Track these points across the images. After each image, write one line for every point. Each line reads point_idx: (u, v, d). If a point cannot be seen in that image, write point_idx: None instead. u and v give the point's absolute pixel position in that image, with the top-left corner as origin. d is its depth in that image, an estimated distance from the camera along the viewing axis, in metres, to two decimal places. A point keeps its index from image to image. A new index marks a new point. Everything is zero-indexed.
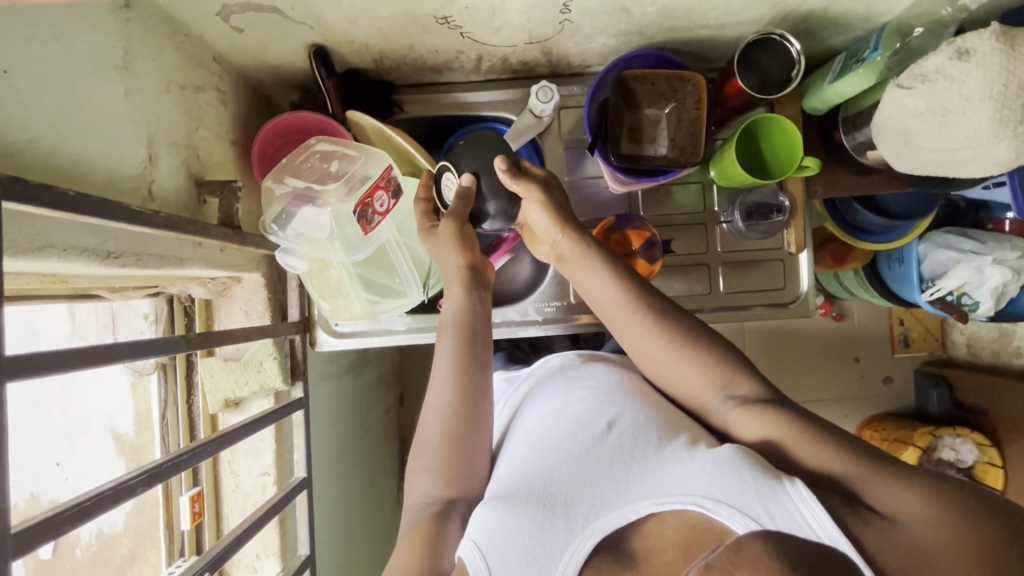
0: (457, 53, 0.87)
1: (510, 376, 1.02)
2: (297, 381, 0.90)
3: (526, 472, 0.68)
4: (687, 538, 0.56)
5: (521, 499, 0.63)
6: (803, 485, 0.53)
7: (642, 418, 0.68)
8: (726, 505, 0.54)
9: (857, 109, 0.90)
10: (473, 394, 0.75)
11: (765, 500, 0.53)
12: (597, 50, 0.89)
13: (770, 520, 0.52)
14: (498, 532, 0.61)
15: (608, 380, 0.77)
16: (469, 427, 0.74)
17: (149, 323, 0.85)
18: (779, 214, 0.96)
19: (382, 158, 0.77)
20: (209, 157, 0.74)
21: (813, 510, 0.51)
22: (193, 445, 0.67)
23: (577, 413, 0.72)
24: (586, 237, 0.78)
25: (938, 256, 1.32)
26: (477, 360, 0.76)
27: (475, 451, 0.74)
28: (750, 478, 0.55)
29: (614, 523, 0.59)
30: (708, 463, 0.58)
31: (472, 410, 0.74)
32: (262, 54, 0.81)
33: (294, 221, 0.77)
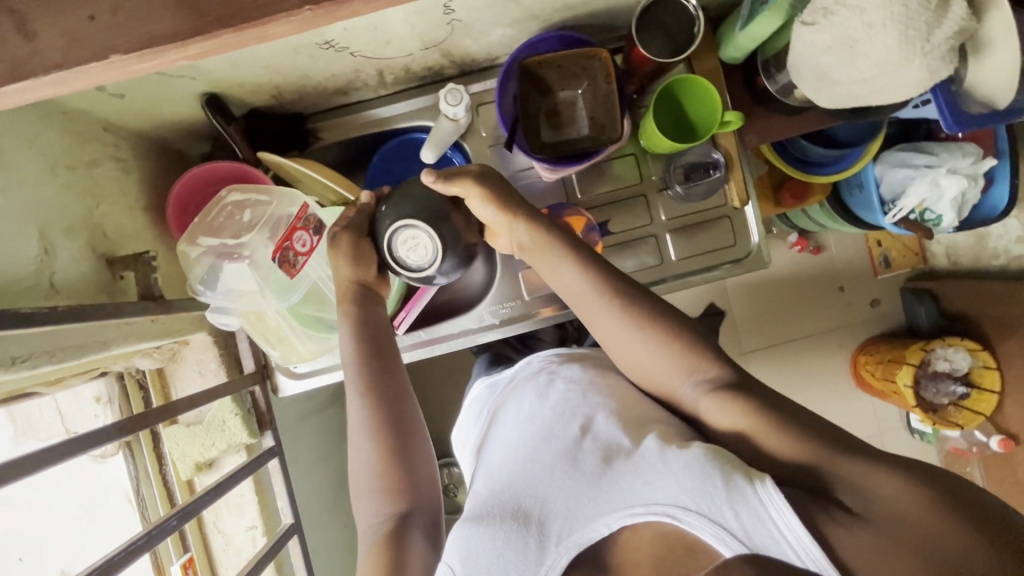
0: (355, 73, 0.84)
1: (492, 381, 0.97)
2: (266, 431, 0.90)
3: (501, 488, 0.70)
4: (660, 551, 0.59)
5: (495, 518, 0.66)
6: (774, 487, 0.54)
7: (616, 419, 0.70)
8: (696, 513, 0.56)
9: (775, 50, 0.87)
10: (387, 409, 0.73)
11: (735, 505, 0.55)
12: (498, 41, 0.86)
13: (738, 523, 0.54)
14: (472, 557, 0.64)
15: (585, 384, 0.77)
16: (398, 449, 0.72)
17: (103, 404, 0.83)
18: (716, 171, 0.95)
19: (297, 195, 0.76)
20: (118, 232, 0.72)
21: (778, 506, 0.53)
22: (156, 522, 0.69)
23: (547, 421, 0.73)
24: (542, 218, 0.74)
25: (894, 176, 1.30)
26: (394, 382, 0.75)
27: (411, 468, 0.73)
28: (720, 481, 0.56)
29: (589, 538, 0.62)
30: (680, 469, 0.59)
31: (392, 430, 0.73)
32: (154, 114, 0.78)
33: (220, 278, 0.75)
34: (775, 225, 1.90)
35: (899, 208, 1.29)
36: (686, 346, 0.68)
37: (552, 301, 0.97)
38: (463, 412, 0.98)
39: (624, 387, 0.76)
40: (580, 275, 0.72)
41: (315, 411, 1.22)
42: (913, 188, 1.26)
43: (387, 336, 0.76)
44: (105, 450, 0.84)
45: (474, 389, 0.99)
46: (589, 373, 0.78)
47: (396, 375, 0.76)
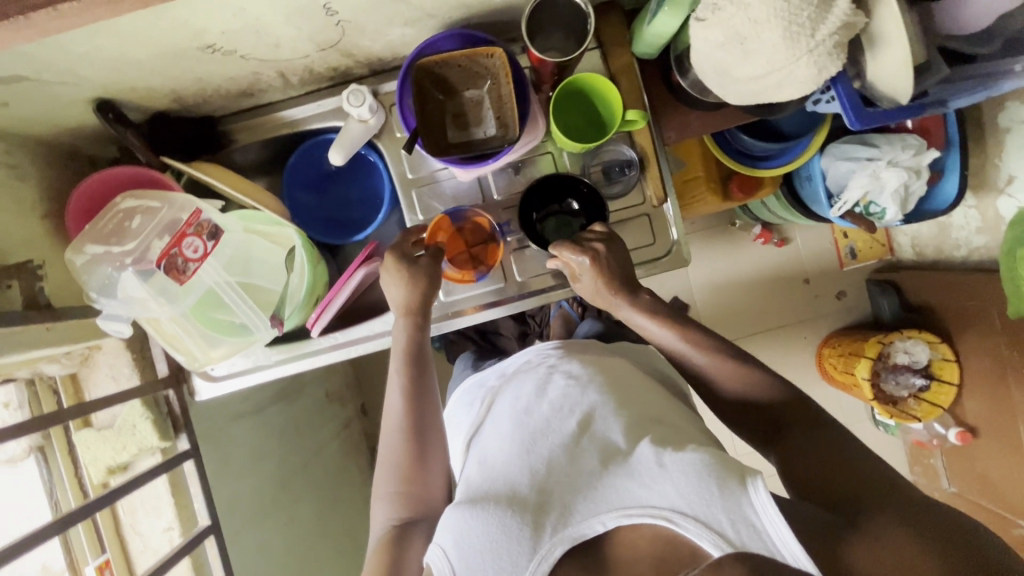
0: (255, 75, 0.83)
1: (483, 376, 1.00)
2: (181, 434, 0.91)
3: (497, 476, 0.71)
4: (660, 552, 0.60)
5: (491, 503, 0.67)
6: (765, 488, 0.59)
7: (612, 417, 0.73)
8: (692, 518, 0.59)
9: (682, 47, 0.85)
10: (420, 422, 0.82)
11: (731, 512, 0.58)
12: (401, 40, 0.85)
13: (737, 535, 0.58)
14: (465, 542, 0.64)
15: (584, 380, 0.79)
16: (417, 457, 0.81)
17: (12, 409, 0.84)
18: (631, 170, 0.95)
19: (189, 202, 0.76)
20: (6, 240, 0.72)
21: (767, 512, 0.57)
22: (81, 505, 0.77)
23: (547, 415, 0.76)
24: (628, 292, 0.84)
25: (838, 168, 1.28)
26: (423, 386, 0.84)
27: (426, 473, 0.80)
28: (716, 489, 0.60)
29: (583, 533, 0.63)
30: (679, 474, 0.62)
31: (417, 442, 0.81)
32: (48, 120, 0.78)
33: (112, 286, 0.75)
34: (737, 218, 1.88)
35: (842, 202, 1.28)
36: (759, 376, 0.77)
37: (472, 301, 0.97)
38: (456, 399, 1.02)
39: (622, 385, 0.80)
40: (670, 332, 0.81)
41: (253, 411, 1.23)
42: (855, 181, 1.25)
43: (427, 357, 0.86)
44: (16, 454, 0.85)
45: (465, 385, 1.03)
46: (589, 371, 0.81)
47: (425, 379, 0.85)
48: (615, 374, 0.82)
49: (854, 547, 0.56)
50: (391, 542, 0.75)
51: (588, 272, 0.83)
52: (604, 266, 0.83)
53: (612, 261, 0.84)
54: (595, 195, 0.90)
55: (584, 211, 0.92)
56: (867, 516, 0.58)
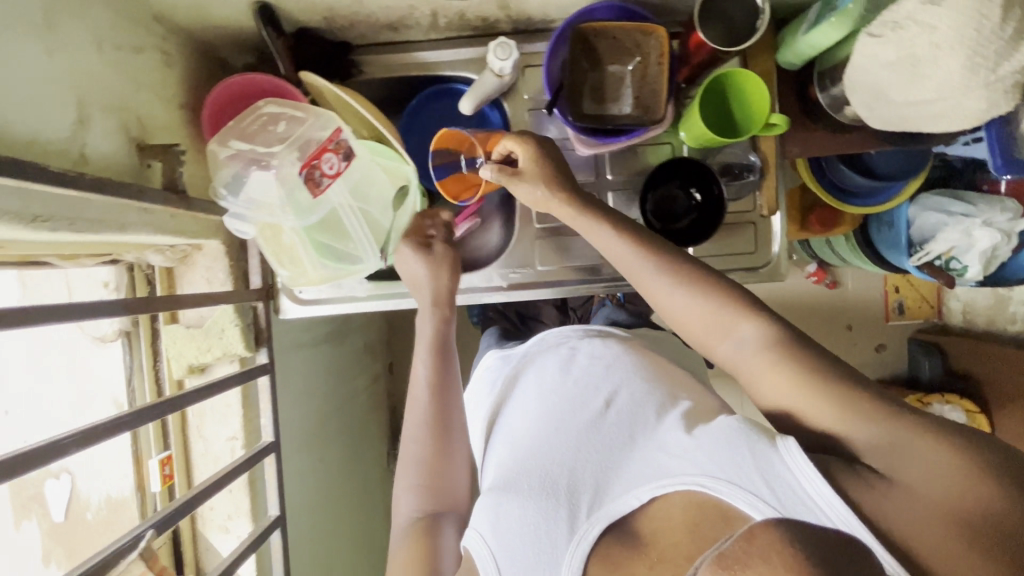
0: (410, 9, 0.83)
1: (504, 354, 1.00)
2: (261, 348, 0.91)
3: (527, 457, 0.71)
4: (693, 518, 0.56)
5: (524, 487, 0.66)
6: (792, 442, 0.55)
7: (639, 396, 0.73)
8: (726, 481, 0.55)
9: (833, 62, 0.85)
10: (448, 396, 0.79)
11: (763, 470, 0.54)
12: (558, 2, 0.84)
13: (773, 496, 0.53)
14: (502, 526, 0.63)
15: (608, 361, 0.80)
16: (443, 433, 0.78)
17: (109, 290, 0.85)
18: (751, 174, 0.94)
19: (332, 119, 0.76)
20: (152, 121, 0.73)
21: (800, 467, 0.53)
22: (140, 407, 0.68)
23: (574, 398, 0.76)
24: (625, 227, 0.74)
25: (926, 219, 1.28)
26: (449, 378, 0.80)
27: (449, 450, 0.77)
28: (746, 450, 0.56)
29: (617, 512, 0.60)
30: (708, 443, 0.60)
31: (445, 417, 0.78)
32: (205, 13, 0.78)
33: (244, 186, 0.76)
34: (794, 252, 1.88)
35: (925, 253, 1.28)
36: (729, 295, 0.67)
37: (563, 276, 0.97)
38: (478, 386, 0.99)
39: (651, 366, 0.80)
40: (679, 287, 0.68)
41: (309, 343, 1.24)
42: (945, 234, 1.25)
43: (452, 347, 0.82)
44: (106, 334, 0.86)
45: (484, 360, 1.01)
46: (614, 354, 0.82)
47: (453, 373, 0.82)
48: (641, 356, 0.82)
49: (882, 496, 0.51)
50: (422, 530, 0.72)
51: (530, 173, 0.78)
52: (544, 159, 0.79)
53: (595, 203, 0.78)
54: (719, 202, 0.88)
55: (697, 210, 0.91)
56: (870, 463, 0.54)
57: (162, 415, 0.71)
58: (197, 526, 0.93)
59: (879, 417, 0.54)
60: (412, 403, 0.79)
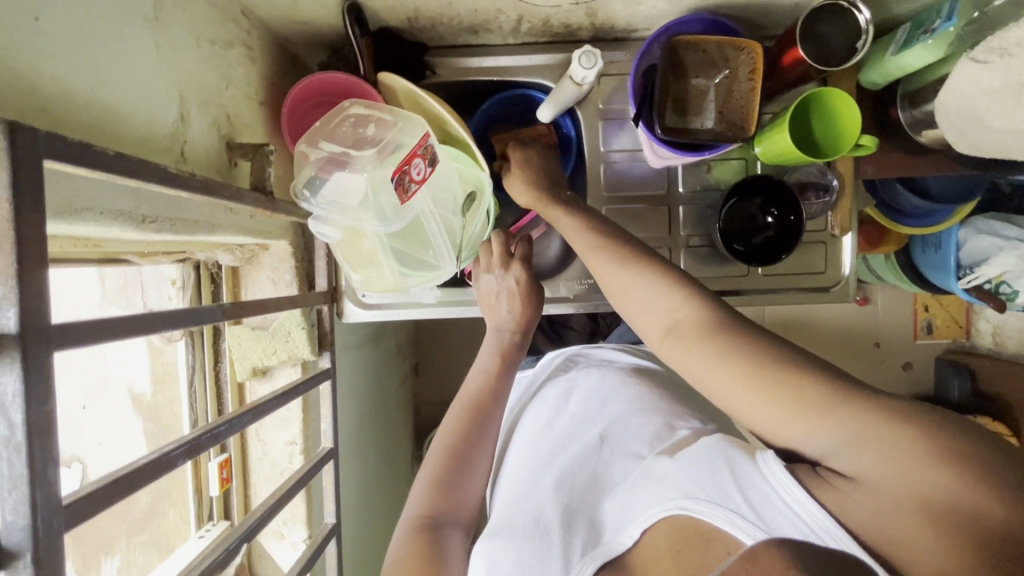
0: (496, 13, 0.81)
1: (518, 378, 1.04)
2: (324, 352, 0.88)
3: (520, 499, 0.72)
4: (677, 544, 0.53)
5: (516, 531, 0.66)
6: (773, 456, 0.51)
7: (631, 432, 0.74)
8: (709, 502, 0.52)
9: (918, 85, 0.84)
10: (484, 411, 0.79)
11: (746, 490, 0.51)
12: (645, 13, 0.83)
13: (756, 514, 0.49)
14: (497, 569, 0.63)
15: (604, 400, 0.83)
16: (473, 442, 0.77)
17: (176, 289, 0.83)
18: (827, 194, 0.93)
19: (420, 126, 0.73)
20: (239, 118, 0.71)
21: (780, 483, 0.49)
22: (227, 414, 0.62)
23: (568, 436, 0.79)
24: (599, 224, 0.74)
25: (979, 242, 1.27)
26: (481, 435, 0.78)
27: (471, 463, 0.75)
28: (727, 469, 0.53)
29: (612, 550, 0.59)
30: (690, 464, 0.57)
31: (477, 429, 0.78)
32: (292, 9, 0.76)
33: (325, 187, 0.74)
34: None
35: (975, 275, 1.27)
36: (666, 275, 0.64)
37: None
38: None
39: (645, 396, 0.81)
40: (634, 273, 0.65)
41: (354, 344, 1.22)
42: (999, 259, 1.23)
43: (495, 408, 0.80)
44: (170, 334, 0.83)
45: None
46: (610, 390, 0.84)
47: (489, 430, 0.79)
48: (637, 389, 0.82)
49: (850, 500, 0.45)
50: (422, 536, 0.67)
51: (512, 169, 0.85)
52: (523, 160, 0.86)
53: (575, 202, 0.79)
54: (794, 225, 0.86)
55: (775, 229, 0.89)
56: (834, 464, 0.47)
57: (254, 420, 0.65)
58: None
59: (827, 410, 0.47)
60: (449, 425, 0.79)
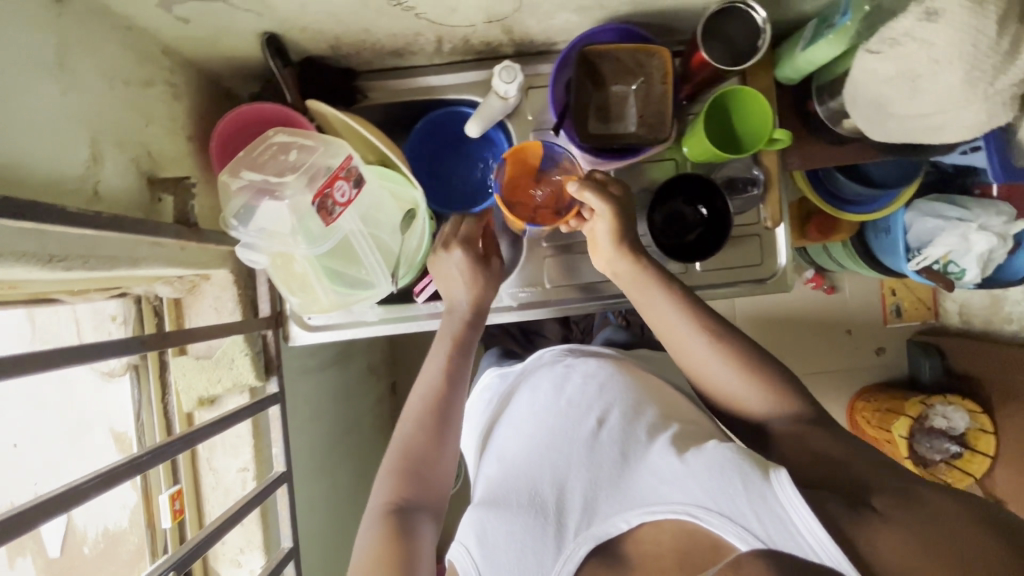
0: (416, 36, 0.84)
1: (503, 372, 0.98)
2: (271, 376, 0.90)
3: (514, 470, 0.72)
4: (684, 546, 0.60)
5: (512, 504, 0.67)
6: (787, 477, 0.57)
7: (630, 413, 0.74)
8: (716, 513, 0.58)
9: (831, 77, 0.88)
10: (441, 402, 0.79)
11: (755, 503, 0.57)
12: (561, 26, 0.86)
13: (762, 527, 0.56)
14: (487, 539, 0.65)
15: (601, 378, 0.80)
16: (433, 442, 0.76)
17: (118, 325, 0.84)
18: (755, 188, 0.95)
19: (342, 147, 0.76)
20: (162, 154, 0.73)
21: (794, 504, 0.55)
22: (156, 444, 0.65)
23: (566, 411, 0.76)
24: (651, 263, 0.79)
25: (923, 224, 1.30)
26: (448, 423, 0.78)
27: (432, 459, 0.75)
28: (739, 482, 0.58)
29: (605, 533, 0.63)
30: (703, 471, 0.61)
31: (435, 425, 0.77)
32: (213, 45, 0.78)
33: (254, 216, 0.75)
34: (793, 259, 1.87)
35: (923, 257, 1.29)
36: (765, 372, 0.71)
37: (574, 293, 0.98)
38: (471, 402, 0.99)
39: (644, 384, 0.80)
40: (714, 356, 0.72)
41: (315, 367, 1.22)
42: (942, 238, 1.26)
43: (459, 389, 0.81)
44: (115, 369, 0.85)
45: (485, 378, 1.00)
46: (604, 366, 0.82)
47: (453, 418, 0.78)
48: (634, 374, 0.82)
49: (876, 533, 0.54)
50: (386, 524, 0.68)
51: (608, 215, 0.78)
52: (624, 208, 0.79)
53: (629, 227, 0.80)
54: (725, 214, 0.89)
55: (705, 223, 0.92)
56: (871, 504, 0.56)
57: (186, 448, 0.68)
58: (209, 563, 0.91)
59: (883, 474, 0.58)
60: (406, 419, 0.78)
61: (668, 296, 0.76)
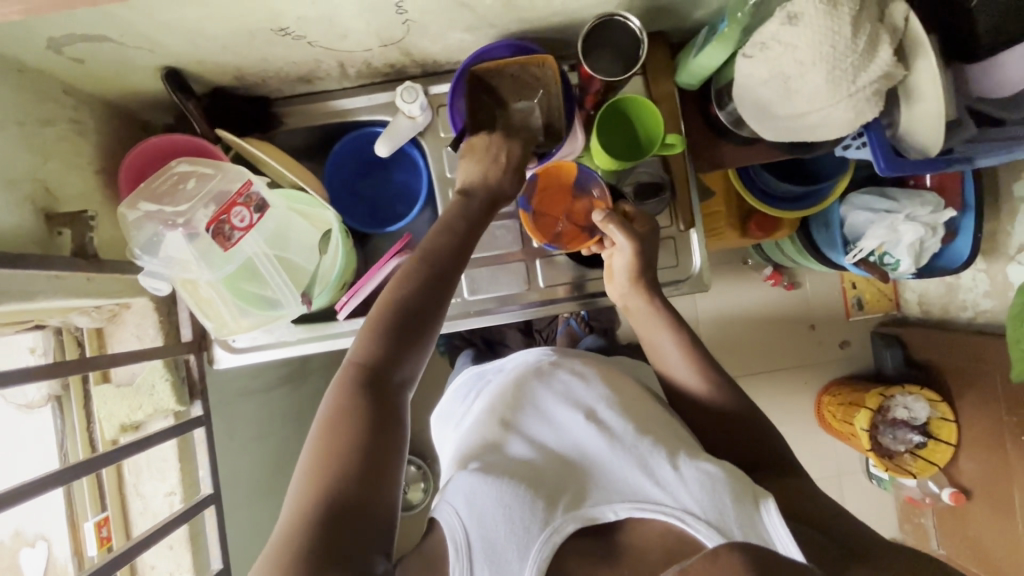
0: (316, 62, 0.87)
1: (481, 372, 1.04)
2: (195, 401, 0.91)
3: (512, 460, 0.74)
4: (670, 544, 0.65)
5: (506, 479, 0.68)
6: (775, 509, 0.64)
7: (620, 412, 0.79)
8: (705, 521, 0.64)
9: (724, 82, 0.90)
10: (442, 276, 0.71)
11: (742, 520, 0.64)
12: (458, 45, 0.89)
13: (743, 536, 0.63)
14: (476, 504, 0.65)
15: (586, 381, 0.85)
16: (428, 321, 0.69)
17: (38, 356, 0.86)
18: (664, 192, 0.98)
19: (242, 172, 0.79)
20: (63, 188, 0.75)
21: (779, 534, 0.63)
22: (53, 472, 0.70)
23: (563, 415, 0.80)
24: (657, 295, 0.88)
25: (856, 217, 1.31)
26: (437, 304, 0.70)
27: (427, 340, 0.69)
28: (730, 499, 0.65)
29: (596, 517, 0.67)
30: (693, 479, 0.67)
31: (429, 302, 0.69)
32: (117, 82, 0.81)
33: (162, 246, 0.77)
34: (750, 256, 1.87)
35: (858, 250, 1.30)
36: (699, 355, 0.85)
37: (495, 302, 0.99)
38: (449, 395, 1.05)
39: (627, 389, 0.85)
40: (678, 353, 0.85)
41: (260, 389, 1.24)
42: (873, 231, 1.28)
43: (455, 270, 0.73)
44: (35, 400, 0.87)
45: (458, 380, 1.06)
46: (590, 371, 0.87)
47: (440, 299, 0.71)
48: (617, 379, 0.87)
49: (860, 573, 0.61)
50: (359, 384, 0.64)
51: (626, 250, 0.86)
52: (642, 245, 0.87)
53: (648, 255, 0.88)
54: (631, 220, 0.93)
55: None
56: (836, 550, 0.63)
57: (82, 475, 0.72)
58: None
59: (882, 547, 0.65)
60: (401, 278, 0.70)
61: (674, 335, 0.86)
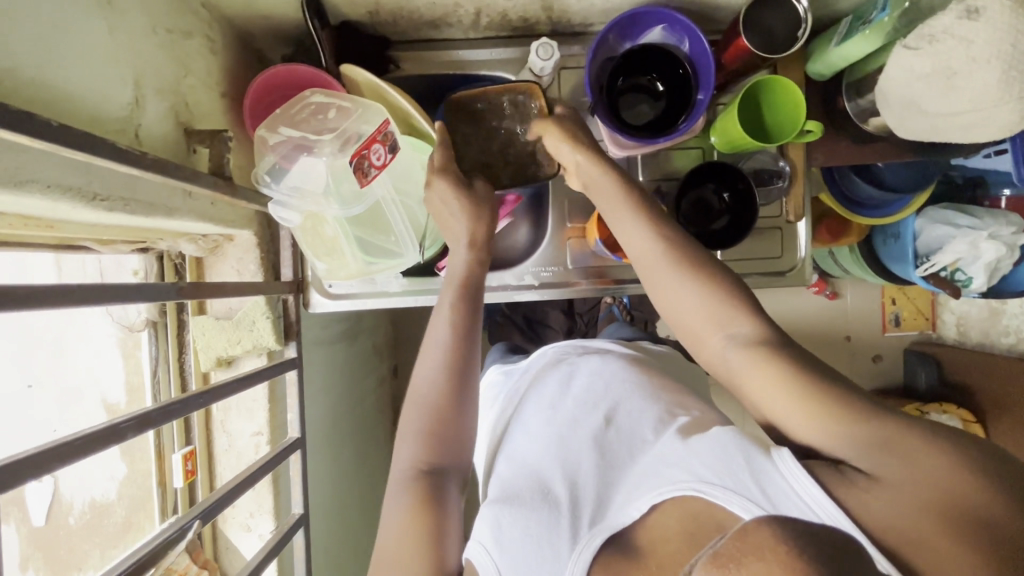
0: (455, 6, 0.83)
1: (508, 369, 0.96)
2: (290, 342, 0.89)
3: (526, 476, 0.67)
4: (688, 526, 0.53)
5: (526, 499, 0.63)
6: (788, 453, 0.53)
7: (636, 406, 0.71)
8: (724, 488, 0.53)
9: (861, 74, 0.89)
10: (460, 336, 0.73)
11: (760, 479, 0.52)
12: (600, 6, 0.86)
13: (769, 501, 0.51)
14: (504, 536, 0.60)
15: (607, 375, 0.76)
16: (459, 387, 0.70)
17: (139, 279, 0.84)
18: (779, 180, 0.95)
19: (378, 111, 0.76)
20: (197, 107, 0.72)
21: (799, 479, 0.51)
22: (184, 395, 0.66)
23: (573, 412, 0.73)
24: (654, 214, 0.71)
25: (934, 231, 1.30)
26: (465, 360, 0.72)
27: (466, 414, 0.70)
28: (742, 458, 0.54)
29: (617, 523, 0.58)
30: (704, 448, 0.57)
31: (456, 370, 0.71)
32: (253, 3, 0.77)
33: (287, 175, 0.77)
34: None
35: (932, 263, 1.29)
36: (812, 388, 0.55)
37: (597, 278, 0.97)
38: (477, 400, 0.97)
39: (657, 379, 0.77)
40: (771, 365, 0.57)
41: (326, 340, 1.20)
42: (952, 246, 1.26)
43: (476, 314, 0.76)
44: (133, 325, 0.88)
45: (488, 377, 0.99)
46: (610, 364, 0.79)
47: (470, 360, 0.72)
48: (643, 368, 0.79)
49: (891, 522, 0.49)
50: (419, 481, 0.65)
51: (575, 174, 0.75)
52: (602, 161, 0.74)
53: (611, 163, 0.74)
54: (748, 197, 0.89)
55: (730, 211, 0.93)
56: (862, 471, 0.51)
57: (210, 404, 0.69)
58: (217, 522, 0.90)
59: None
60: (426, 366, 0.72)
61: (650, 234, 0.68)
